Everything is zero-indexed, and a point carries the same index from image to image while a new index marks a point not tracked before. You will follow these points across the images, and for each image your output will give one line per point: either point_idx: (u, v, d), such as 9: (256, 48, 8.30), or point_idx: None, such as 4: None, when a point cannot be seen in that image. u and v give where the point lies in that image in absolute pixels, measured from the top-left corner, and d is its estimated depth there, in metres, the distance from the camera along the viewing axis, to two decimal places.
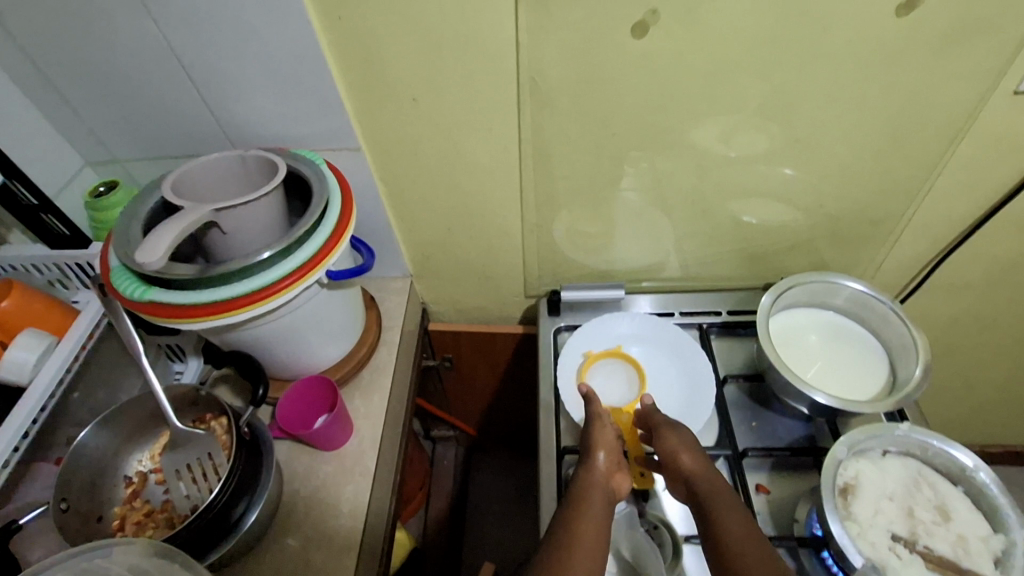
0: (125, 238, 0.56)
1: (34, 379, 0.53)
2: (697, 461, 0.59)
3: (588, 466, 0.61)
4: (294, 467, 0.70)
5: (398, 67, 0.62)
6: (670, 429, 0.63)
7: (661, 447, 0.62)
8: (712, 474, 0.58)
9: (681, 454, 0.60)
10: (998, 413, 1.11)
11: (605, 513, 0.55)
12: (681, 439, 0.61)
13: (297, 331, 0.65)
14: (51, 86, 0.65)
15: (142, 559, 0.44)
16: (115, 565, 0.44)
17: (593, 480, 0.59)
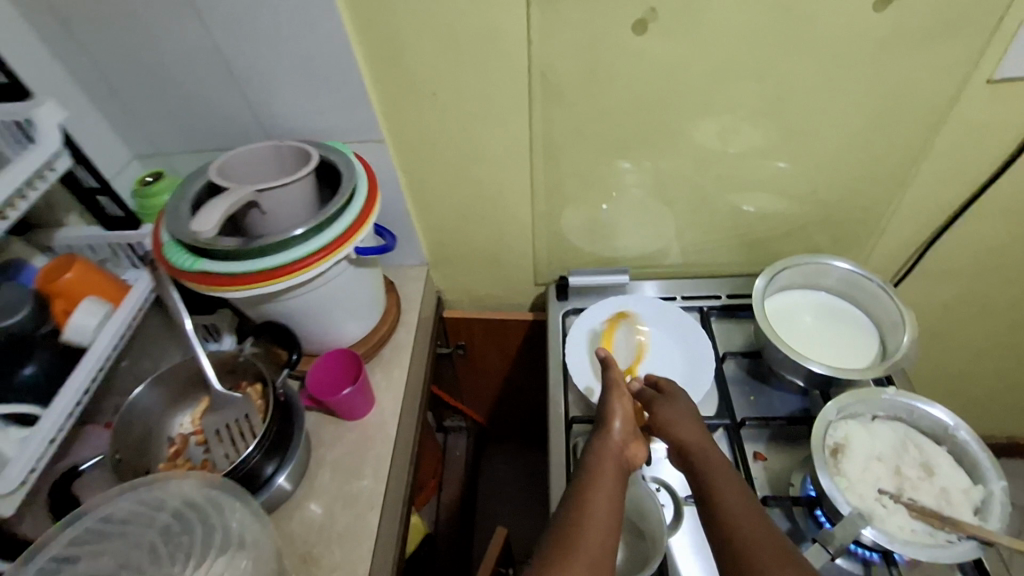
0: (175, 215, 0.62)
1: (95, 342, 0.59)
2: (694, 430, 0.63)
3: (601, 435, 0.65)
4: (320, 435, 0.75)
5: (419, 63, 0.68)
6: (665, 401, 0.67)
7: (664, 418, 0.66)
8: (707, 445, 0.62)
9: (680, 423, 0.64)
10: (989, 401, 1.15)
11: (615, 482, 0.59)
12: (682, 414, 0.65)
13: (325, 306, 0.70)
14: (106, 83, 0.71)
15: (194, 493, 0.51)
16: (170, 497, 0.51)
17: (605, 447, 0.63)
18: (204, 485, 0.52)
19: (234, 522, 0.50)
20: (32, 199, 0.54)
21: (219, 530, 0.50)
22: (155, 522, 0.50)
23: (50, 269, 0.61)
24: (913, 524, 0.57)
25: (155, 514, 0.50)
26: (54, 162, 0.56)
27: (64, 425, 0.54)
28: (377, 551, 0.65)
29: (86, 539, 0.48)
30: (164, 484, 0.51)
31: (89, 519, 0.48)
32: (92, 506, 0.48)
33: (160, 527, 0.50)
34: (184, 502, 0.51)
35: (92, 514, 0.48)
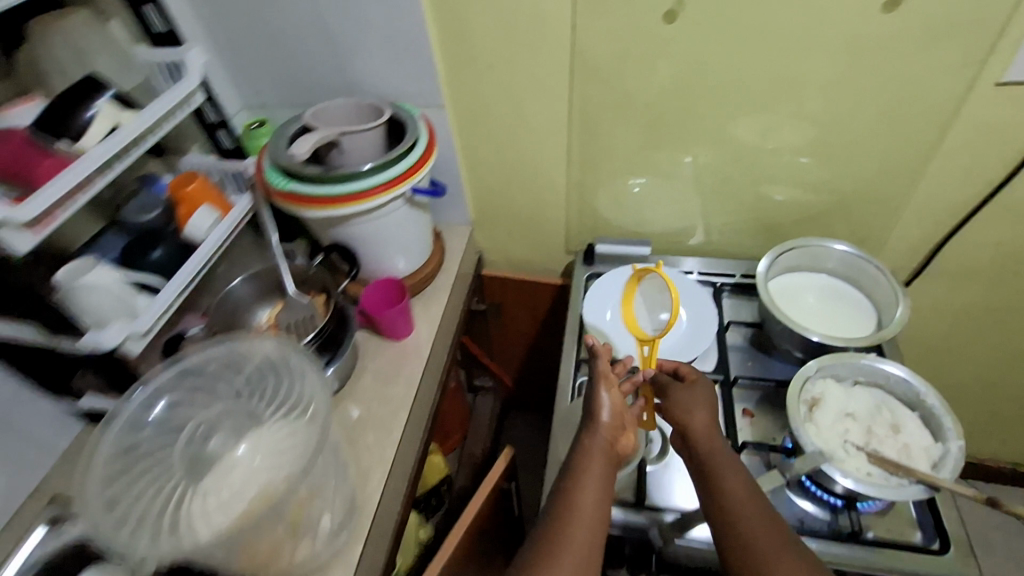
0: (275, 148, 0.78)
1: (204, 240, 0.74)
2: (704, 417, 0.66)
3: (590, 429, 0.65)
4: (366, 347, 0.89)
5: (478, 39, 0.81)
6: (678, 387, 0.70)
7: (677, 406, 0.68)
8: (712, 434, 0.64)
9: (691, 410, 0.67)
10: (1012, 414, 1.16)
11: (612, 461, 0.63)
12: (695, 401, 0.67)
13: (382, 236, 0.83)
14: (232, 42, 0.88)
15: (271, 352, 0.64)
16: (253, 354, 0.64)
17: (597, 437, 0.64)
18: (278, 349, 0.64)
19: (305, 380, 0.62)
20: (172, 124, 0.68)
21: (288, 383, 0.63)
22: (242, 370, 0.64)
23: (178, 180, 0.77)
24: (871, 469, 0.63)
25: (245, 362, 0.64)
26: (190, 97, 0.70)
27: (177, 297, 0.69)
28: (404, 439, 0.78)
29: (191, 370, 0.62)
30: (249, 341, 0.64)
31: (181, 363, 0.61)
32: (185, 354, 0.61)
33: (246, 376, 0.64)
34: (266, 360, 0.64)
35: (183, 359, 0.61)
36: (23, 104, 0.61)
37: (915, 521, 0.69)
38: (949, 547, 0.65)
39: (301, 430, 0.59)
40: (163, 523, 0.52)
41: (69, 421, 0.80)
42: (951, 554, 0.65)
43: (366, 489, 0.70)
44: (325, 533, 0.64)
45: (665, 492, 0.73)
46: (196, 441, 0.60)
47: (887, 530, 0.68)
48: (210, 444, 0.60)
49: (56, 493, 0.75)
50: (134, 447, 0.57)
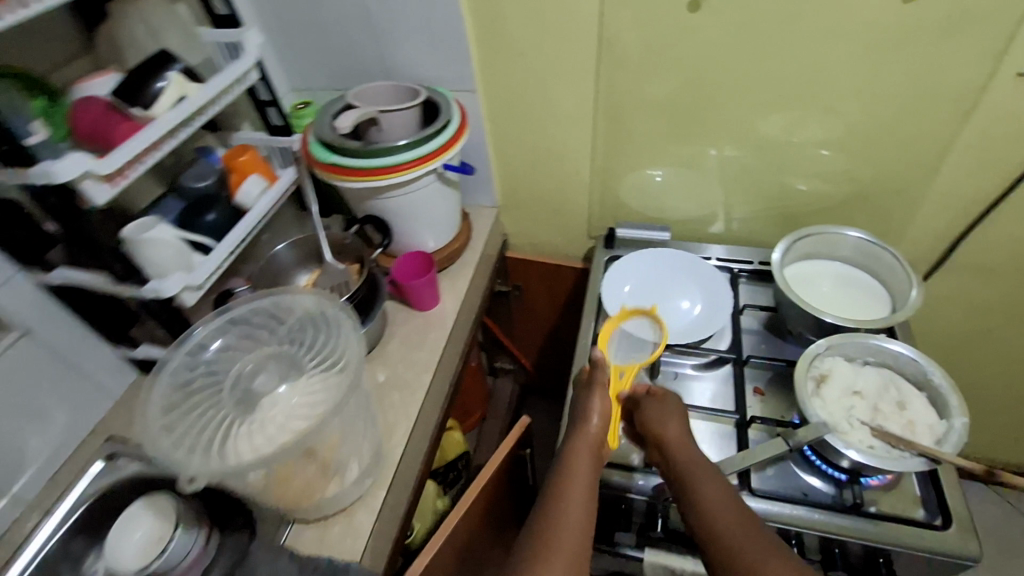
0: (320, 124, 0.84)
1: (254, 205, 0.81)
2: (678, 427, 0.67)
3: (575, 435, 0.67)
4: (395, 316, 0.94)
5: (510, 26, 0.85)
6: (649, 401, 0.71)
7: (652, 418, 0.69)
8: (686, 441, 0.66)
9: (665, 422, 0.68)
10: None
11: (595, 469, 0.63)
12: (667, 412, 0.69)
13: (414, 209, 0.89)
14: (283, 27, 0.95)
15: (312, 305, 0.70)
16: (295, 307, 0.71)
17: (584, 443, 0.65)
18: (318, 303, 0.70)
19: (342, 327, 0.68)
20: (230, 98, 0.74)
21: (325, 329, 0.69)
22: (287, 320, 0.71)
23: (233, 150, 0.84)
24: (874, 442, 0.66)
25: (290, 311, 0.71)
26: (247, 74, 0.77)
27: (228, 256, 0.76)
28: (426, 400, 0.83)
29: (241, 317, 0.70)
30: (290, 296, 0.71)
31: (226, 312, 0.68)
32: (231, 304, 0.69)
33: (290, 326, 0.71)
34: (307, 313, 0.71)
35: (229, 309, 0.68)
36: (100, 76, 0.68)
37: (919, 499, 0.70)
38: (952, 523, 0.67)
39: (333, 374, 0.65)
40: (210, 448, 0.58)
41: (125, 369, 0.87)
42: (953, 529, 0.66)
43: (390, 442, 0.77)
44: (351, 479, 0.69)
45: None
46: (244, 379, 0.66)
47: (891, 506, 0.70)
48: (256, 383, 0.66)
49: (111, 433, 0.83)
50: (190, 382, 0.64)
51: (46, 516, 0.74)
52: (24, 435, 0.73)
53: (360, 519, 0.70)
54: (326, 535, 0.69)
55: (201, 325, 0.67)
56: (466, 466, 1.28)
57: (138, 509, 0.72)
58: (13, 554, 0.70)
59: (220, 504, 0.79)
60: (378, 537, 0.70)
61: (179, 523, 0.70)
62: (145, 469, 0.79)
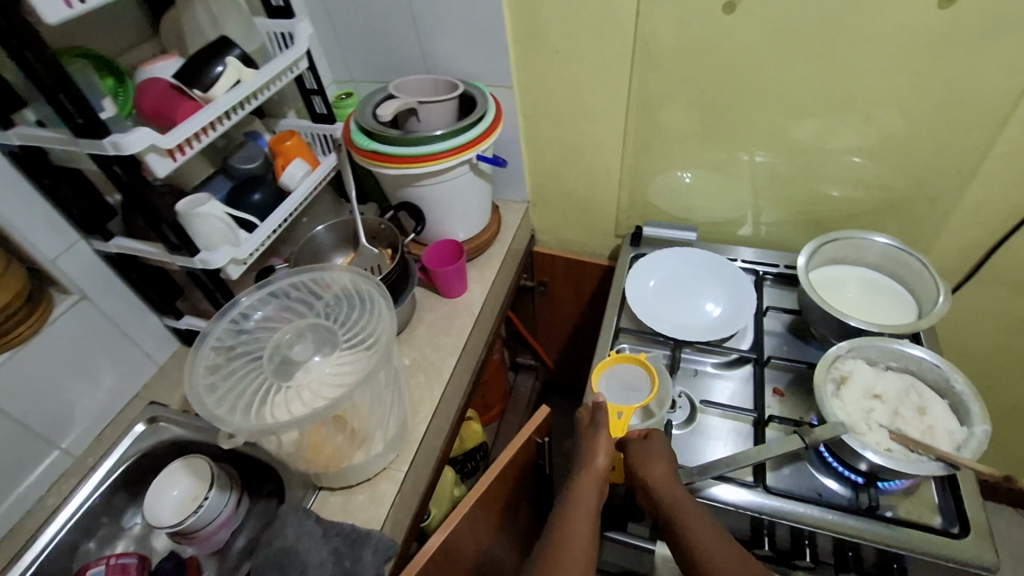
0: (362, 114, 0.88)
1: (296, 187, 0.85)
2: (663, 469, 0.66)
3: (578, 473, 0.66)
4: (423, 301, 0.98)
5: (546, 25, 0.87)
6: (637, 444, 0.70)
7: (637, 459, 0.68)
8: (672, 481, 0.65)
9: (648, 465, 0.66)
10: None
11: (597, 507, 0.63)
12: (653, 453, 0.68)
13: (447, 198, 0.92)
14: (330, 20, 1.00)
15: (350, 281, 0.75)
16: (335, 282, 0.76)
17: (585, 480, 0.65)
18: (357, 278, 0.75)
19: (377, 302, 0.72)
20: (279, 87, 0.79)
21: (361, 301, 0.73)
22: (328, 294, 0.75)
23: (279, 135, 0.88)
24: (890, 444, 0.66)
25: (330, 284, 0.76)
26: (297, 62, 0.81)
27: (269, 235, 0.80)
28: (450, 382, 0.86)
29: (281, 292, 0.75)
30: (331, 271, 0.76)
31: (270, 286, 0.74)
32: (273, 277, 0.74)
33: (329, 302, 0.75)
34: (347, 287, 0.75)
35: (272, 282, 0.74)
36: (165, 59, 0.73)
37: (937, 507, 0.70)
38: (969, 530, 0.66)
39: (362, 349, 0.69)
40: (250, 409, 0.63)
41: (168, 339, 0.92)
42: (970, 537, 0.66)
43: (415, 418, 0.80)
44: (377, 451, 0.72)
45: (693, 453, 0.77)
46: (283, 347, 0.70)
47: (908, 511, 0.70)
48: (295, 350, 0.70)
49: (153, 398, 0.88)
50: (233, 347, 0.69)
51: (91, 471, 0.78)
52: (75, 394, 0.78)
53: (383, 490, 0.74)
54: (350, 502, 0.73)
55: (245, 295, 0.72)
56: (483, 456, 1.30)
57: (177, 469, 0.75)
58: (60, 504, 0.75)
59: (251, 470, 0.84)
60: (398, 509, 0.74)
61: (214, 484, 0.74)
62: (182, 434, 0.83)
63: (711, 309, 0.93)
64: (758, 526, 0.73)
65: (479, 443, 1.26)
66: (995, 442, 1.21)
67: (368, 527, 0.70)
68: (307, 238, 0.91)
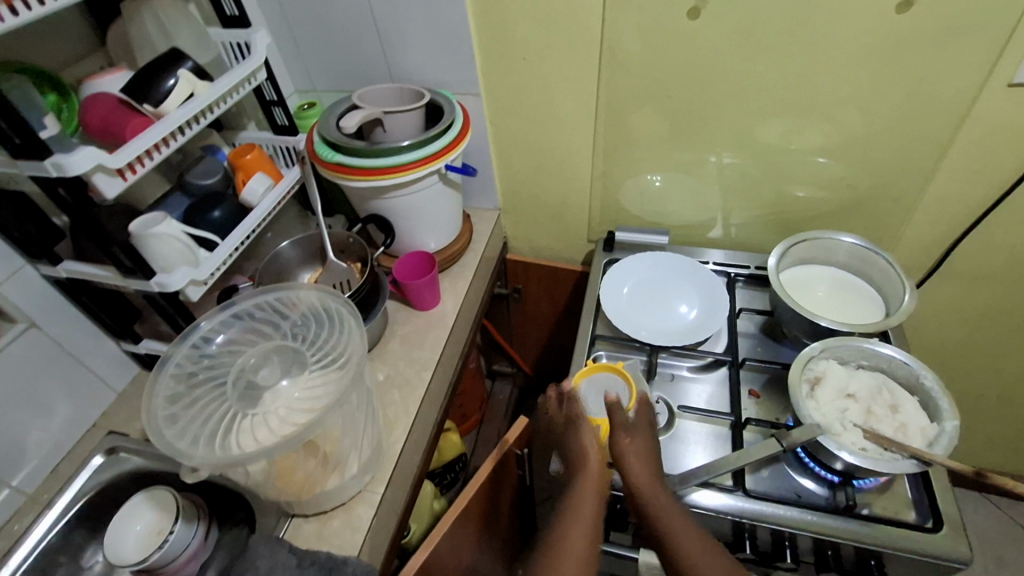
0: (325, 125, 0.86)
1: (259, 203, 0.82)
2: (643, 470, 0.63)
3: (575, 481, 0.65)
4: (396, 315, 0.95)
5: (513, 31, 0.86)
6: (624, 431, 0.66)
7: (616, 450, 0.65)
8: (655, 482, 0.63)
9: (628, 464, 0.64)
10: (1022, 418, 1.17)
11: (596, 519, 0.62)
12: (634, 448, 0.65)
13: (416, 209, 0.90)
14: (290, 29, 0.97)
15: (317, 299, 0.73)
16: (301, 300, 0.73)
17: (580, 489, 0.64)
18: (323, 296, 0.73)
19: (345, 321, 0.70)
20: (235, 98, 0.76)
21: (330, 319, 0.71)
22: (294, 313, 0.73)
23: (238, 149, 0.85)
24: (865, 444, 0.67)
25: (296, 303, 0.73)
26: (255, 73, 0.79)
27: (230, 254, 0.77)
28: (426, 398, 0.84)
29: (248, 312, 0.72)
30: (296, 289, 0.73)
31: (232, 308, 0.71)
32: (234, 299, 0.71)
33: (295, 321, 0.72)
34: (313, 304, 0.73)
35: (234, 304, 0.71)
36: (112, 73, 0.70)
37: (911, 502, 0.71)
38: (943, 524, 0.68)
39: (334, 368, 0.66)
40: (214, 439, 0.60)
41: (126, 364, 0.88)
42: (944, 531, 0.67)
43: (390, 437, 0.78)
44: (351, 474, 0.70)
45: (674, 461, 0.77)
46: (247, 372, 0.67)
47: (883, 508, 0.71)
48: (261, 374, 0.67)
49: (112, 427, 0.83)
50: (193, 375, 0.66)
51: (46, 508, 0.74)
52: (26, 428, 0.74)
53: (360, 514, 0.71)
54: (325, 528, 0.71)
55: (205, 318, 0.70)
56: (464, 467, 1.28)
57: (141, 502, 0.72)
58: (11, 547, 0.70)
59: (220, 498, 0.80)
60: (375, 532, 0.71)
61: (179, 515, 0.69)
62: (145, 465, 0.79)
63: (685, 312, 0.93)
64: (739, 530, 0.73)
65: (458, 454, 1.24)
66: (961, 431, 1.25)
67: (344, 554, 0.67)
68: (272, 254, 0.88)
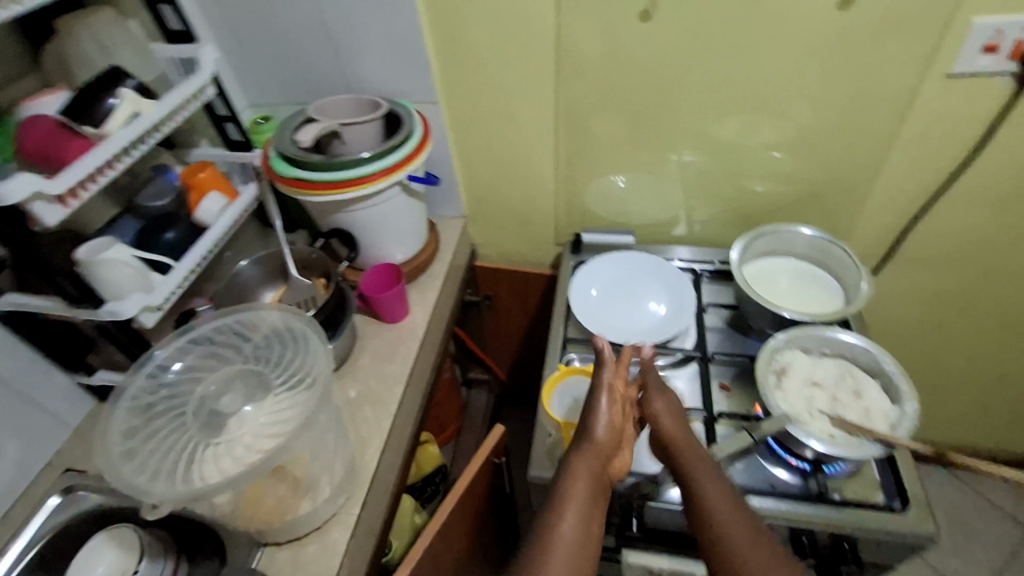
0: (281, 140, 0.84)
1: (214, 223, 0.79)
2: (676, 429, 0.65)
3: (586, 443, 0.63)
4: (365, 330, 0.94)
5: (468, 39, 0.86)
6: (659, 392, 0.69)
7: (650, 408, 0.68)
8: (689, 439, 0.64)
9: (663, 420, 0.66)
10: (978, 394, 1.22)
11: (596, 487, 0.59)
12: (666, 406, 0.68)
13: (380, 221, 0.89)
14: (239, 43, 0.94)
15: (280, 321, 0.71)
16: (263, 322, 0.71)
17: (592, 452, 0.62)
18: (286, 318, 0.71)
19: (309, 343, 0.68)
20: (184, 117, 0.73)
21: (295, 342, 0.69)
22: (255, 337, 0.71)
23: (189, 168, 0.82)
24: (831, 430, 0.69)
25: (258, 325, 0.71)
26: (203, 90, 0.76)
27: (186, 277, 0.74)
28: (399, 413, 0.83)
29: (214, 332, 0.70)
30: (256, 311, 0.71)
31: (191, 333, 0.69)
32: (192, 323, 0.69)
33: (258, 344, 0.70)
34: (275, 327, 0.70)
35: (192, 329, 0.69)
36: (50, 94, 0.66)
37: (879, 484, 0.73)
38: (909, 504, 0.70)
39: (301, 390, 0.65)
40: (175, 473, 0.57)
41: (80, 398, 0.84)
42: (910, 511, 0.69)
43: (364, 456, 0.76)
44: (324, 497, 0.68)
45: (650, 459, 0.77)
46: (209, 400, 0.65)
47: (853, 492, 0.73)
48: (223, 401, 0.65)
49: (67, 466, 0.79)
50: (151, 406, 0.63)
51: None
52: None
53: (335, 538, 0.69)
54: (300, 555, 0.69)
55: (161, 346, 0.67)
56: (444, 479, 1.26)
57: (102, 541, 0.67)
58: None
59: None
60: (353, 555, 0.69)
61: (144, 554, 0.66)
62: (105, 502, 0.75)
63: (654, 310, 0.94)
64: None
65: (437, 465, 1.22)
66: (923, 410, 1.30)
67: None
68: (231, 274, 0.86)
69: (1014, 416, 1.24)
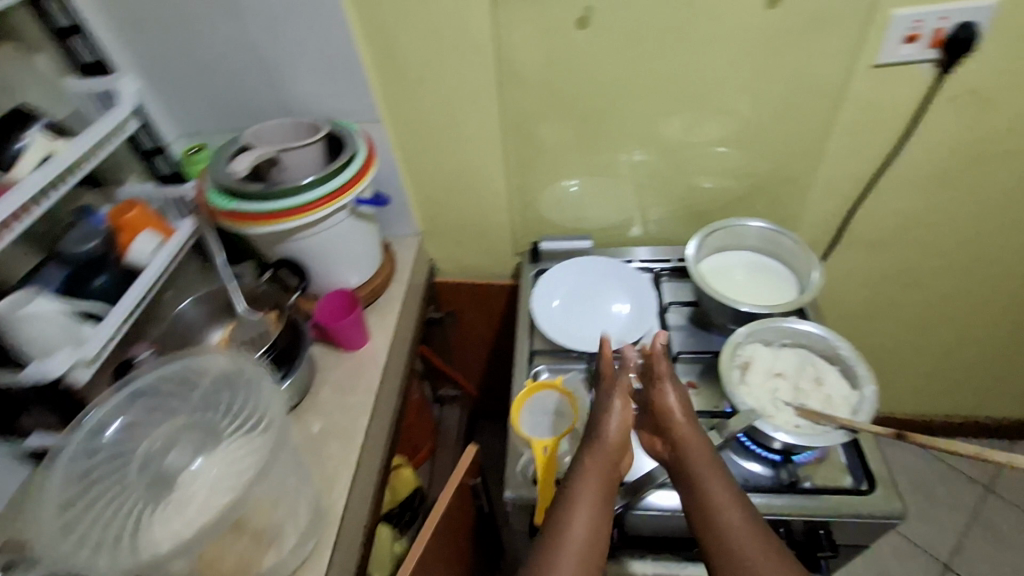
0: (216, 171, 0.80)
1: (148, 265, 0.74)
2: (685, 423, 0.65)
3: (592, 446, 0.63)
4: (324, 360, 0.90)
5: (407, 54, 0.84)
6: (669, 383, 0.68)
7: (660, 401, 0.67)
8: (696, 434, 0.64)
9: (670, 415, 0.66)
10: (928, 365, 1.28)
11: (601, 489, 0.60)
12: (677, 400, 0.67)
13: (330, 248, 0.86)
14: (163, 71, 0.89)
15: (228, 365, 0.66)
16: (210, 367, 0.66)
17: (595, 455, 0.62)
18: (232, 362, 0.66)
19: (261, 390, 0.64)
20: (106, 153, 0.68)
21: (245, 388, 0.65)
22: (201, 385, 0.66)
23: (115, 207, 0.76)
24: (797, 420, 0.70)
25: (205, 371, 0.66)
26: (124, 124, 0.71)
27: (122, 325, 0.68)
28: (365, 445, 0.79)
29: (166, 377, 0.65)
30: (203, 357, 0.66)
31: (133, 386, 0.63)
32: (135, 376, 0.63)
33: (204, 392, 0.66)
34: (223, 372, 0.66)
35: (136, 380, 0.63)
36: None
37: (847, 468, 0.75)
38: (877, 485, 0.71)
39: (257, 435, 0.62)
40: (120, 543, 0.53)
41: None
42: (879, 491, 0.71)
43: (331, 494, 0.72)
44: (290, 546, 0.64)
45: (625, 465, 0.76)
46: (156, 457, 0.61)
47: (823, 478, 0.74)
48: (170, 457, 0.62)
49: None
50: (90, 471, 0.57)
51: None
52: None
53: None
54: None
55: (95, 405, 0.60)
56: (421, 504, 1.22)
57: None
58: None
59: None
60: None
61: None
62: None
63: (616, 313, 0.94)
64: None
65: (413, 490, 1.18)
66: (881, 385, 1.35)
67: None
68: (174, 316, 0.83)
69: (961, 383, 1.31)
